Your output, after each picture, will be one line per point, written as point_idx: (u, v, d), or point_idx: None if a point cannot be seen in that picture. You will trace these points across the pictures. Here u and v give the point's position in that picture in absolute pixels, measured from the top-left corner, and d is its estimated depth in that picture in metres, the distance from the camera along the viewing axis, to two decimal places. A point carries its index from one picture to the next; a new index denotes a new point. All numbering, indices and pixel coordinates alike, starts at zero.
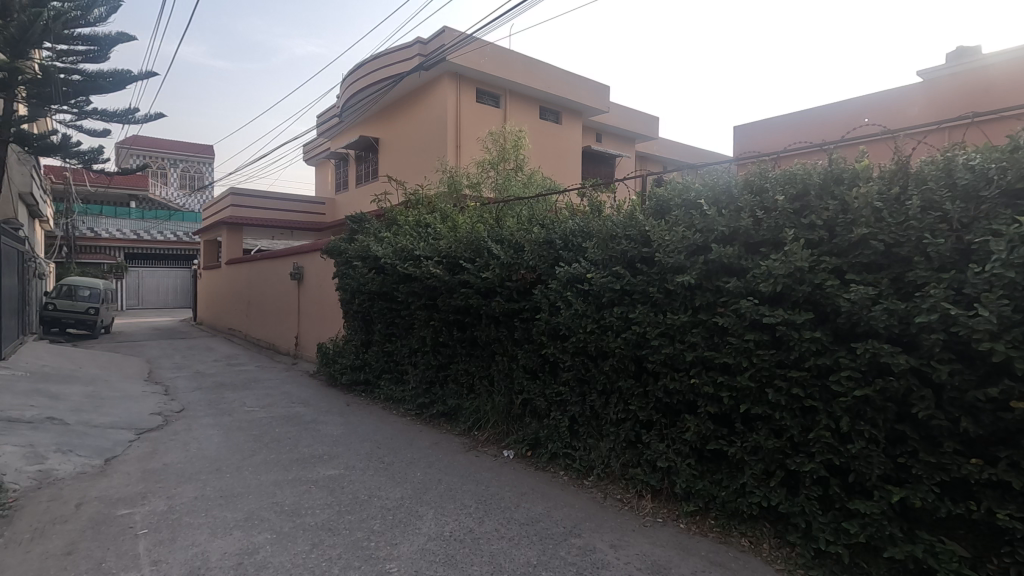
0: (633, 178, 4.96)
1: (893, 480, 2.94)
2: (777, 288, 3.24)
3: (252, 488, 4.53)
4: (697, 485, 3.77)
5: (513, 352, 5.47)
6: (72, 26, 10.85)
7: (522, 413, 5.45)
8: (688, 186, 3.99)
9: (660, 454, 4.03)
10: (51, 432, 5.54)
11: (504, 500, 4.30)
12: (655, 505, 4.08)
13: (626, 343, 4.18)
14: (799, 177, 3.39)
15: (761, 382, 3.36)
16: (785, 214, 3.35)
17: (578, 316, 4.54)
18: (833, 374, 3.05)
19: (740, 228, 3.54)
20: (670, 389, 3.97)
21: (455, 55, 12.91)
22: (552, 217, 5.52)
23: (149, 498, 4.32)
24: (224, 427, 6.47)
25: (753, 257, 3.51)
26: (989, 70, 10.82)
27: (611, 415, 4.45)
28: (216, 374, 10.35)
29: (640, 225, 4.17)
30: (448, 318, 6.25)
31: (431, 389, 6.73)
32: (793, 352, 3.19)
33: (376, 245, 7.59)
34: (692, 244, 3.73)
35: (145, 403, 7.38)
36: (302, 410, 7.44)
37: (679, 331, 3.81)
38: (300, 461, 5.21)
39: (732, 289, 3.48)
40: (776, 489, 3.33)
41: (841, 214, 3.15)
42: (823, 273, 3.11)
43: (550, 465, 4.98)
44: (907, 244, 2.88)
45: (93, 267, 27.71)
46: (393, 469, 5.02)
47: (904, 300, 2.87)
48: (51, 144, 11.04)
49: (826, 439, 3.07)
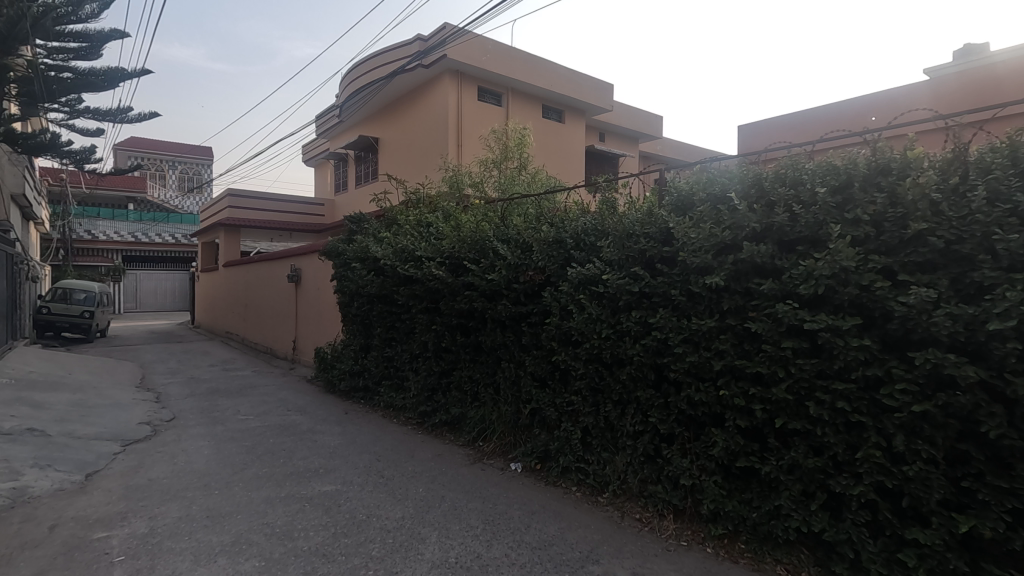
0: (649, 173, 4.64)
1: (954, 505, 2.64)
2: (819, 290, 2.92)
3: (242, 507, 4.20)
4: (726, 505, 3.45)
5: (520, 358, 5.15)
6: (63, 22, 10.58)
7: (530, 423, 5.12)
8: (713, 179, 3.68)
9: (683, 471, 3.72)
10: (30, 445, 5.21)
11: (514, 520, 3.98)
12: (678, 525, 3.76)
13: (644, 351, 3.87)
14: (840, 167, 3.07)
15: (799, 396, 3.04)
16: (826, 208, 3.02)
17: (591, 320, 4.23)
18: (884, 387, 2.74)
19: (775, 224, 3.22)
20: (694, 400, 3.65)
21: (456, 52, 12.61)
22: (562, 215, 5.21)
23: (129, 519, 3.99)
24: (216, 438, 6.14)
25: (788, 256, 3.19)
26: (996, 67, 10.55)
27: (628, 427, 4.14)
28: (210, 379, 10.04)
29: (660, 221, 3.85)
30: (451, 323, 5.93)
31: (432, 397, 6.40)
32: (838, 361, 2.87)
33: (375, 246, 7.28)
34: (720, 242, 3.41)
35: (134, 412, 7.05)
36: (299, 418, 7.13)
37: (704, 337, 3.50)
38: (294, 476, 4.90)
39: (766, 291, 3.16)
40: (818, 513, 3.01)
41: (891, 208, 2.84)
42: (872, 273, 2.80)
43: (561, 479, 4.67)
44: (971, 241, 2.57)
45: (89, 269, 27.33)
46: (394, 485, 4.69)
47: (968, 304, 2.56)
48: (40, 144, 10.74)
49: (877, 459, 2.75)
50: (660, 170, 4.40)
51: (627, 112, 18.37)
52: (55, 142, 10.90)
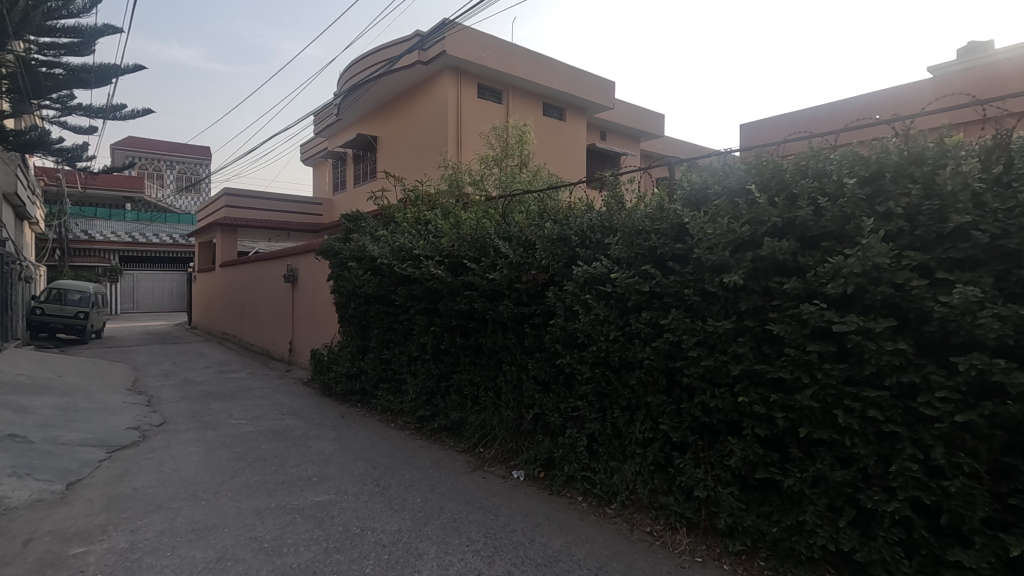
0: (660, 166, 4.42)
1: (998, 523, 2.43)
2: (848, 289, 2.70)
3: (229, 519, 3.97)
4: (744, 520, 3.23)
5: (522, 362, 4.94)
6: (54, 17, 10.39)
7: (532, 429, 4.90)
8: (729, 171, 3.45)
9: (698, 482, 3.50)
10: (9, 453, 4.97)
11: (517, 534, 3.76)
12: (692, 540, 3.55)
13: (655, 354, 3.65)
14: (870, 157, 2.84)
15: (827, 403, 2.82)
16: (855, 201, 2.80)
17: (598, 322, 4.00)
18: (921, 395, 2.53)
19: (798, 218, 3.00)
20: (708, 407, 3.44)
21: (456, 48, 12.39)
22: (567, 211, 4.99)
23: (109, 532, 3.76)
24: (206, 443, 5.91)
25: (813, 252, 2.97)
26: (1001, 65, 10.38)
27: (637, 435, 3.92)
28: (204, 381, 9.82)
29: (673, 217, 3.63)
30: (451, 324, 5.71)
31: (431, 401, 6.17)
32: (870, 367, 2.65)
33: (372, 245, 7.05)
34: (738, 238, 3.19)
35: (122, 416, 6.81)
36: (293, 422, 6.91)
37: (721, 339, 3.28)
38: (286, 484, 4.67)
39: (789, 290, 2.95)
40: (846, 530, 2.80)
41: (927, 200, 2.63)
42: (907, 271, 2.59)
43: (566, 489, 4.45)
44: (1018, 235, 2.36)
45: (86, 270, 27.09)
46: (390, 495, 4.47)
47: (1016, 305, 2.36)
48: (31, 141, 10.53)
49: (913, 473, 2.54)
50: (671, 162, 4.17)
51: (629, 111, 18.15)
52: (43, 140, 10.67)
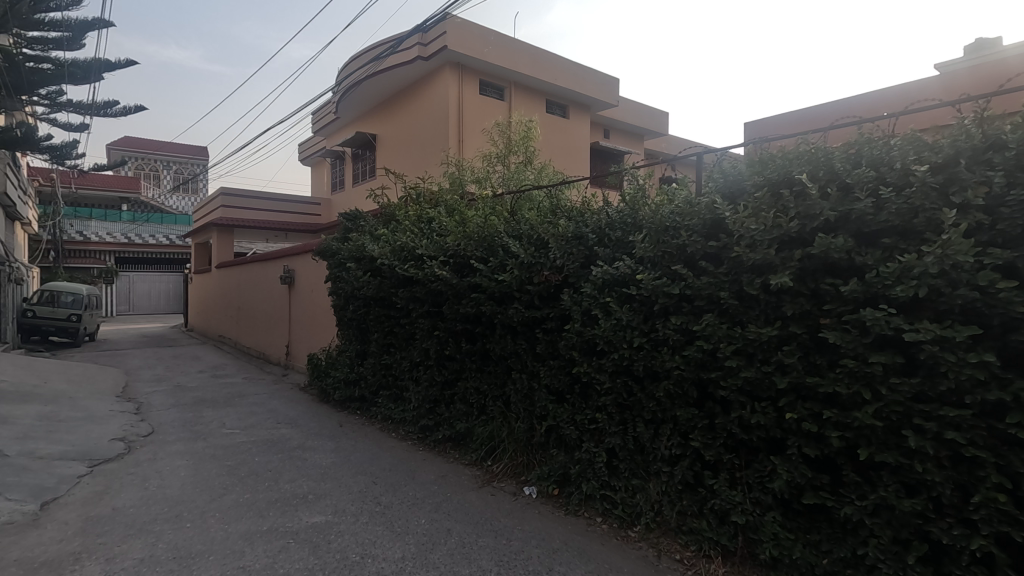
0: (685, 159, 4.07)
1: None
2: (920, 292, 2.36)
3: (215, 545, 3.62)
4: (790, 550, 2.89)
5: (534, 369, 4.60)
6: (41, 9, 10.06)
7: (545, 442, 4.56)
8: (770, 160, 3.11)
9: (734, 505, 3.16)
10: None
11: (533, 563, 3.41)
12: (728, 570, 3.21)
13: (686, 363, 3.31)
14: (942, 141, 2.49)
15: (892, 423, 2.48)
16: (925, 191, 2.45)
17: (621, 327, 3.65)
18: (1011, 415, 2.19)
19: (854, 212, 2.66)
20: (747, 422, 3.09)
21: (456, 43, 12.03)
22: (583, 208, 4.65)
23: (82, 561, 3.40)
24: (196, 456, 5.55)
25: (872, 250, 2.63)
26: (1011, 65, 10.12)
27: (663, 451, 3.59)
28: (198, 387, 9.45)
29: (706, 211, 3.28)
30: (456, 328, 5.36)
31: (434, 410, 5.82)
32: (946, 382, 2.31)
33: (371, 245, 6.70)
34: (784, 233, 2.85)
35: (108, 426, 6.44)
36: (289, 431, 6.55)
37: (763, 348, 2.94)
38: (280, 503, 4.32)
39: (846, 293, 2.60)
40: (915, 567, 2.46)
41: (1011, 190, 2.30)
42: (991, 272, 2.25)
43: (582, 508, 4.10)
44: None
45: (81, 271, 26.70)
46: (392, 515, 4.11)
47: None
48: (17, 137, 10.18)
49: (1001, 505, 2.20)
50: (699, 153, 3.80)
51: (631, 108, 17.72)
52: (30, 138, 10.36)
